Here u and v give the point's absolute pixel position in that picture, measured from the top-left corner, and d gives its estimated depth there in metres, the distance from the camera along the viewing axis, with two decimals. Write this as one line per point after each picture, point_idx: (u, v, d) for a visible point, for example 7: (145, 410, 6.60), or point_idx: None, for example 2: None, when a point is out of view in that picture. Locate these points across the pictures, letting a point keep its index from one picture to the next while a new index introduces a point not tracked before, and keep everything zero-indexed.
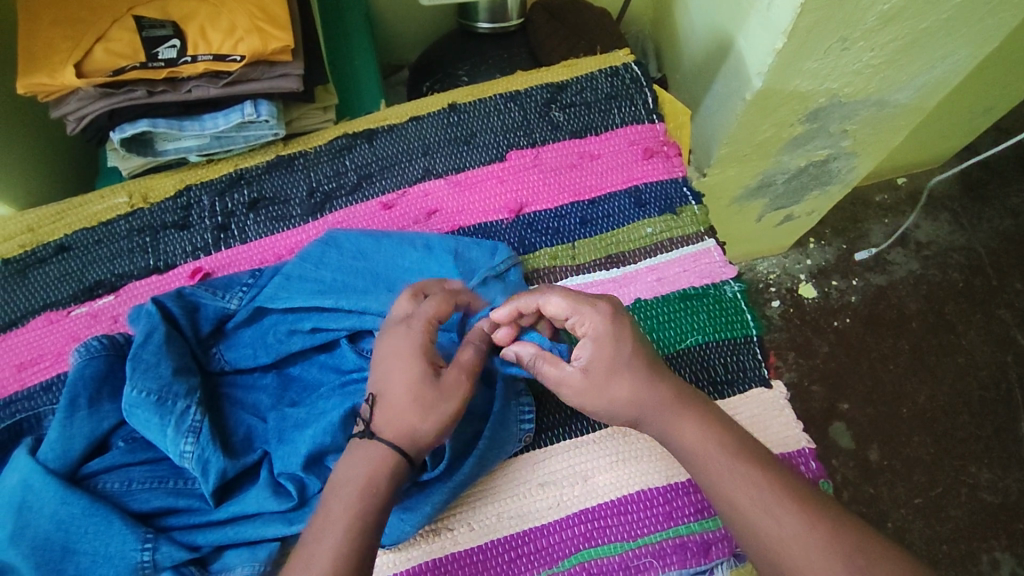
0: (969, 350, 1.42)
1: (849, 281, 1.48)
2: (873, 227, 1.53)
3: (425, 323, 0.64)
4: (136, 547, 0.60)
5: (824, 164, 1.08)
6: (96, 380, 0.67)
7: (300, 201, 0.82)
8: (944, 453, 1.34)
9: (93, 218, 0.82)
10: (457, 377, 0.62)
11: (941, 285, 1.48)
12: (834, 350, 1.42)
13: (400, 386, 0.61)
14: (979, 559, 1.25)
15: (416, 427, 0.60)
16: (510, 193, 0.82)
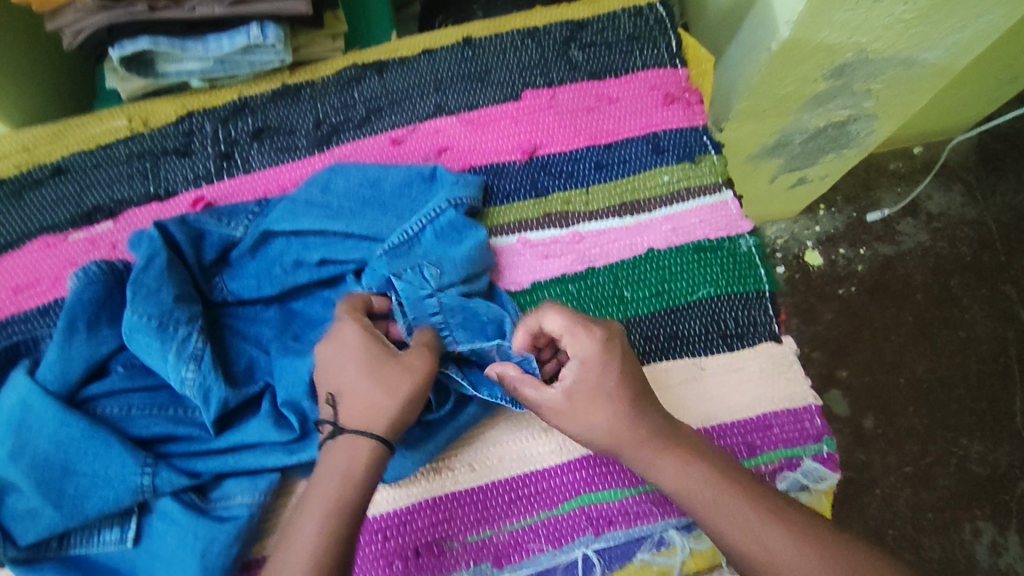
0: (970, 324, 1.40)
1: (858, 250, 1.44)
2: (884, 197, 1.47)
3: (355, 315, 0.64)
4: (136, 471, 0.60)
5: (842, 125, 1.04)
6: (95, 304, 0.65)
7: (307, 131, 0.80)
8: (938, 423, 1.33)
9: (91, 140, 0.79)
10: (418, 349, 0.62)
11: (947, 257, 1.44)
12: (838, 317, 1.39)
13: (355, 376, 0.60)
14: (962, 527, 1.27)
15: (382, 404, 0.59)
16: (524, 133, 0.79)
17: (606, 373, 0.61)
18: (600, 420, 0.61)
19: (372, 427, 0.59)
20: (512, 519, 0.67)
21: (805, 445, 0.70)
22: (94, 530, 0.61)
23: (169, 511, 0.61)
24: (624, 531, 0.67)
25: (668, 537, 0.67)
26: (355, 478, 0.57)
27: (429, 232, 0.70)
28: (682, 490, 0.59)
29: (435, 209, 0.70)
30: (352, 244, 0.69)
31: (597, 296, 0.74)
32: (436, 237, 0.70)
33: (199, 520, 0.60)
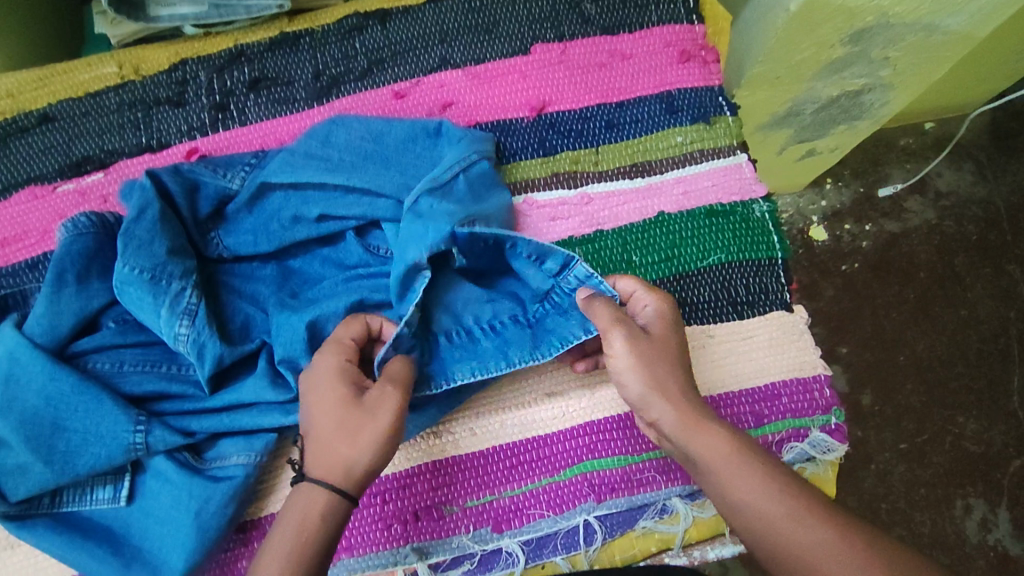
0: (972, 305, 1.15)
1: (863, 226, 1.18)
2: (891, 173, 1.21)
3: (340, 345, 0.58)
4: (128, 429, 0.58)
5: (858, 95, 0.77)
6: (85, 258, 0.62)
7: (305, 83, 0.76)
8: (935, 401, 1.10)
9: (79, 88, 0.76)
10: (384, 390, 0.55)
11: (949, 233, 1.19)
12: (840, 294, 1.15)
13: (324, 415, 0.54)
14: (954, 504, 1.07)
15: (342, 454, 0.53)
16: (532, 89, 0.76)
17: (678, 334, 0.59)
18: (661, 370, 0.57)
19: (334, 476, 0.53)
20: (513, 485, 0.65)
21: (814, 416, 0.69)
22: (87, 488, 0.60)
23: (163, 470, 0.60)
24: (627, 499, 0.66)
25: (671, 505, 0.67)
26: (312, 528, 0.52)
27: (461, 181, 0.66)
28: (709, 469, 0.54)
29: (466, 157, 0.67)
30: (350, 200, 0.66)
31: (605, 260, 0.71)
32: (468, 188, 0.67)
33: (194, 480, 0.59)
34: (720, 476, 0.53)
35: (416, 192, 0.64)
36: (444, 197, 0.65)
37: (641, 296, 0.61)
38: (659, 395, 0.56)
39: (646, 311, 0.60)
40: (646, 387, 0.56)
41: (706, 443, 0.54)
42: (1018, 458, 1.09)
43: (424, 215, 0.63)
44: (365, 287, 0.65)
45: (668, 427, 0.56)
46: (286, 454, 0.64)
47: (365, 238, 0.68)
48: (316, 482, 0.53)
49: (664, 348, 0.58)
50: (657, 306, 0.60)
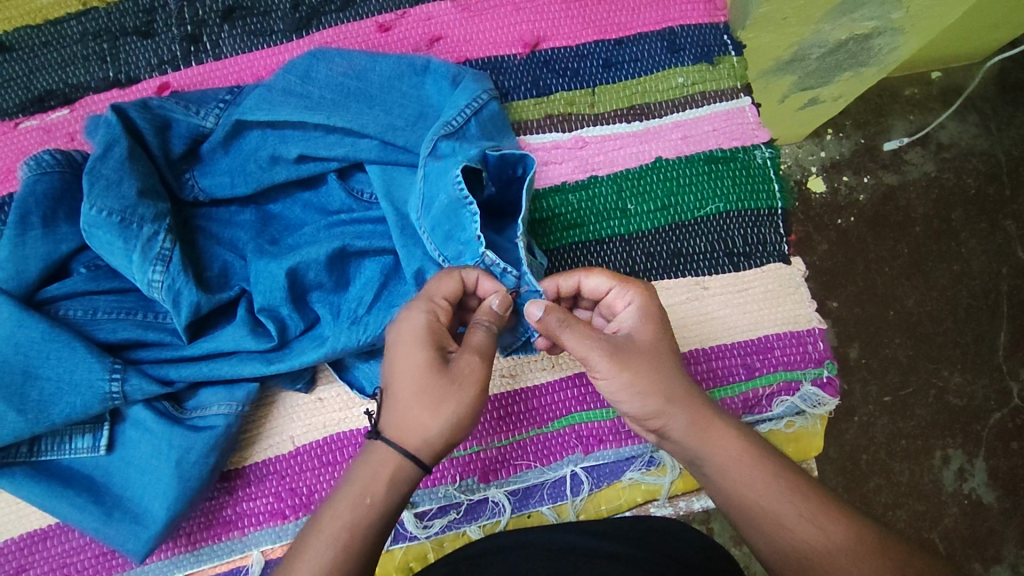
0: (965, 260, 0.94)
1: (860, 179, 0.94)
2: (898, 123, 0.96)
3: (431, 303, 0.51)
4: (103, 377, 0.56)
5: (867, 38, 0.61)
6: (50, 199, 0.59)
7: (283, 13, 0.71)
8: (920, 355, 0.91)
9: (37, 14, 0.70)
10: (470, 359, 0.49)
11: (946, 185, 0.95)
12: (836, 253, 0.92)
13: (411, 377, 0.49)
14: (931, 459, 0.90)
15: (422, 422, 0.48)
16: (525, 23, 0.71)
17: (664, 333, 0.53)
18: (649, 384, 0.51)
19: (410, 443, 0.48)
20: (500, 436, 0.65)
21: (805, 369, 0.69)
22: (65, 436, 0.58)
23: (142, 419, 0.58)
24: (614, 450, 0.66)
25: (658, 456, 0.66)
26: (378, 495, 0.47)
27: (474, 125, 0.62)
28: (714, 450, 0.51)
29: (477, 99, 0.63)
30: (332, 141, 0.62)
31: (598, 208, 0.68)
32: (482, 131, 0.63)
33: (174, 429, 0.58)
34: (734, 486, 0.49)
35: (432, 139, 0.60)
36: (461, 142, 0.61)
37: (618, 294, 0.54)
38: (661, 405, 0.51)
39: (626, 310, 0.53)
40: (648, 400, 0.51)
41: (706, 448, 0.51)
42: None
43: (449, 156, 0.60)
44: (349, 234, 0.62)
45: (678, 432, 0.51)
46: (271, 403, 0.64)
47: (349, 181, 0.65)
48: (389, 444, 0.48)
49: (654, 355, 0.52)
50: (637, 302, 0.53)
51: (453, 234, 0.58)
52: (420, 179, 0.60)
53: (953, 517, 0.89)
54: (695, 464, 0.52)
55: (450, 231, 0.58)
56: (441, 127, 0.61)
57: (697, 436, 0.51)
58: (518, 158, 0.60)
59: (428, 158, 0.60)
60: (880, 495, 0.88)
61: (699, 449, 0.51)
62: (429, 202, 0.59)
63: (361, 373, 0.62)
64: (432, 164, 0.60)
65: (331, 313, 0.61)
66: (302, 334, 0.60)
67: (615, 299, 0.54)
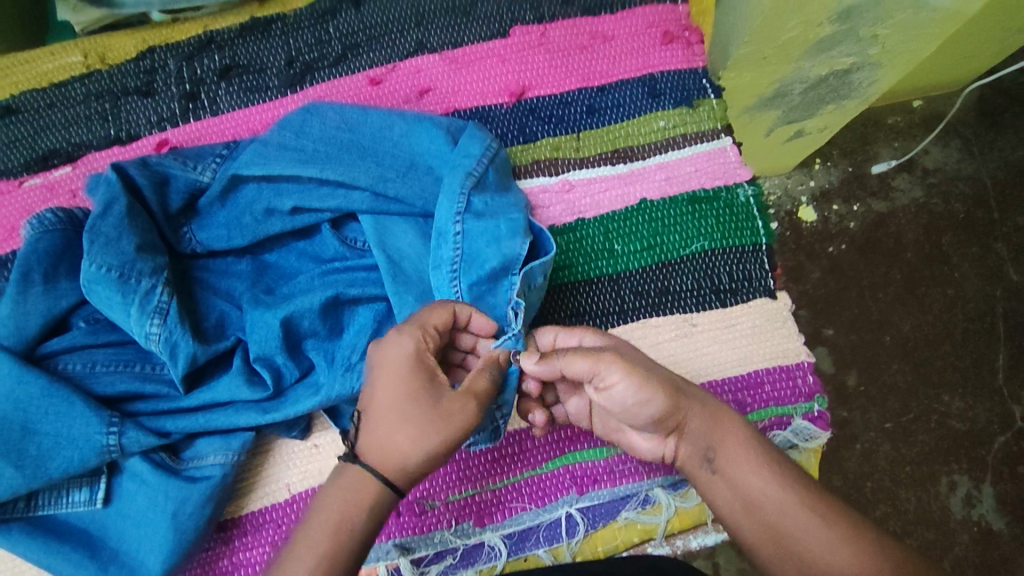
0: (959, 283, 0.95)
1: (850, 208, 0.96)
2: (882, 151, 0.99)
3: (423, 330, 0.52)
4: (101, 431, 0.57)
5: (846, 74, 0.63)
6: (52, 256, 0.60)
7: (278, 70, 0.75)
8: (918, 378, 0.92)
9: (43, 79, 0.74)
10: (463, 399, 0.50)
11: (936, 210, 0.97)
12: (829, 283, 0.94)
13: (396, 404, 0.49)
14: (938, 485, 0.89)
15: (400, 447, 0.49)
16: (512, 73, 0.74)
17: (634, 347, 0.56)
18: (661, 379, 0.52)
19: (387, 466, 0.49)
20: (495, 478, 0.65)
21: (797, 404, 0.69)
22: (62, 490, 0.59)
23: (139, 471, 0.59)
24: (609, 490, 0.66)
25: (653, 495, 0.67)
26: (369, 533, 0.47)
27: (491, 173, 0.65)
28: None
29: (488, 147, 0.66)
30: (325, 193, 0.64)
31: (585, 251, 0.70)
32: (499, 179, 0.66)
33: (170, 481, 0.58)
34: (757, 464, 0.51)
35: (466, 194, 0.63)
36: (487, 193, 0.64)
37: (568, 336, 0.57)
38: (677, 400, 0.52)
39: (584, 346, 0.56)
40: (663, 383, 0.52)
41: (732, 425, 0.52)
42: None
43: (484, 212, 0.63)
44: (343, 282, 0.64)
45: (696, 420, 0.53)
46: (268, 451, 0.64)
47: (341, 231, 0.67)
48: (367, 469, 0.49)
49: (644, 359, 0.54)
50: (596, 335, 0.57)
51: (485, 295, 0.62)
52: (459, 235, 0.62)
53: (964, 545, 0.88)
54: (706, 456, 0.52)
55: (485, 292, 0.62)
56: (466, 179, 0.64)
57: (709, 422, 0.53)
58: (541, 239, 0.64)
59: (465, 215, 0.63)
60: (888, 524, 0.87)
61: (715, 438, 0.52)
62: (470, 260, 0.62)
63: (356, 419, 0.63)
64: (470, 221, 0.63)
65: (326, 361, 0.62)
66: (297, 381, 0.62)
67: (569, 340, 0.57)
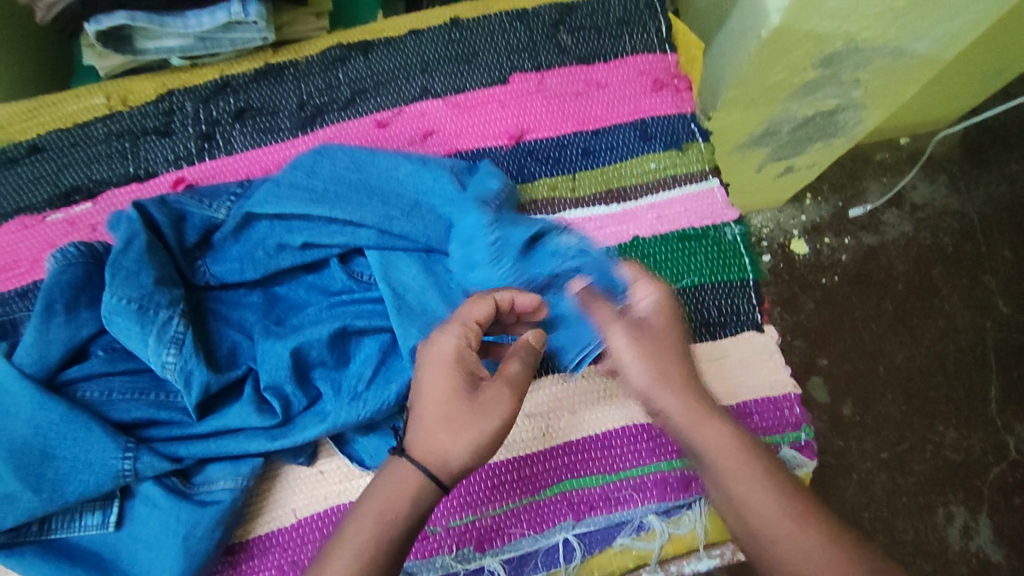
0: (949, 314, 1.20)
1: (842, 241, 1.23)
2: (869, 186, 1.26)
3: (464, 327, 0.57)
4: (116, 456, 0.59)
5: (832, 112, 0.80)
6: (74, 288, 0.64)
7: (290, 113, 0.79)
8: None
9: (68, 119, 0.78)
10: (501, 389, 0.55)
11: (929, 245, 1.24)
12: None
13: (439, 397, 0.54)
14: None
15: (444, 443, 0.53)
16: (511, 118, 0.79)
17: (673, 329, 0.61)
18: (664, 373, 0.59)
19: (432, 462, 0.53)
20: (495, 504, 0.67)
21: (784, 433, 0.72)
22: (76, 514, 0.61)
23: (151, 495, 0.61)
24: (605, 516, 0.68)
25: (647, 522, 0.69)
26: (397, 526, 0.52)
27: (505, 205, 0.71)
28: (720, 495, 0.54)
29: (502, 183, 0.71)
30: (334, 230, 0.68)
31: None
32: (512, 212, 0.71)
33: (182, 504, 0.60)
34: (729, 469, 0.54)
35: (491, 203, 0.69)
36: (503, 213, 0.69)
37: (640, 288, 0.62)
38: (662, 390, 0.58)
39: (644, 302, 0.62)
40: (651, 377, 0.59)
41: (713, 436, 0.56)
42: (997, 466, 1.13)
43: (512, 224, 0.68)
44: (350, 314, 0.67)
45: (676, 422, 0.58)
46: (274, 477, 0.66)
47: (349, 265, 0.71)
48: (409, 462, 0.53)
49: (666, 338, 0.60)
50: (656, 296, 0.62)
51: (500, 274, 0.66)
52: (492, 235, 0.67)
53: None
54: (683, 445, 0.58)
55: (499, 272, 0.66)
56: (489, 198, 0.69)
57: (691, 424, 0.57)
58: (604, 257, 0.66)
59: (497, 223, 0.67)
60: None
61: (694, 436, 0.57)
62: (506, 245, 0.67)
63: (362, 445, 0.66)
64: (500, 227, 0.67)
65: (332, 390, 0.64)
66: (305, 409, 0.64)
67: (637, 292, 0.62)
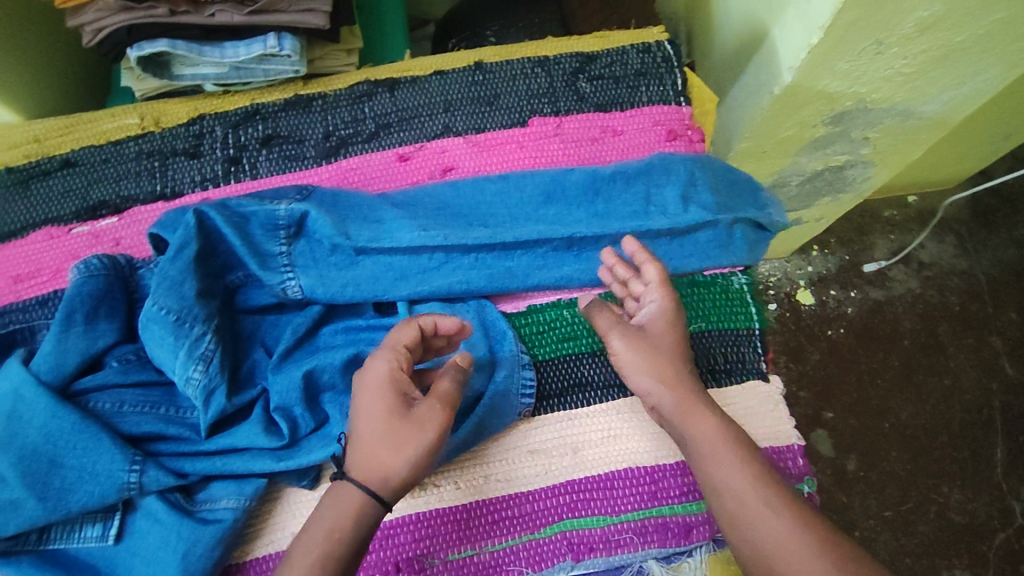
0: (954, 373, 1.20)
1: (848, 293, 1.25)
2: (877, 242, 1.29)
3: (394, 350, 0.62)
4: (124, 468, 0.60)
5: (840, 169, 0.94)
6: (94, 299, 0.65)
7: (316, 142, 0.82)
8: None
9: (101, 136, 0.82)
10: (431, 406, 0.59)
11: (935, 305, 1.25)
12: None
13: (375, 422, 0.58)
14: None
15: (383, 460, 0.57)
16: (528, 159, 0.81)
17: (675, 328, 0.68)
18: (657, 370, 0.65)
19: (371, 479, 0.57)
20: (495, 540, 0.66)
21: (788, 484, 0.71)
22: (76, 525, 0.61)
23: (153, 510, 0.61)
24: (604, 559, 0.67)
25: (646, 567, 0.68)
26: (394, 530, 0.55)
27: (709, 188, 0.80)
28: None
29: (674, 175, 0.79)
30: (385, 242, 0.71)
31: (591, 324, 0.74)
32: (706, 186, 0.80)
33: (184, 521, 0.60)
34: (717, 455, 0.61)
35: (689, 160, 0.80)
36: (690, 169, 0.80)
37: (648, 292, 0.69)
38: (659, 387, 0.65)
39: (648, 306, 0.69)
40: (651, 382, 0.65)
41: (700, 425, 0.63)
42: (1002, 531, 1.11)
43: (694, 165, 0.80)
44: (367, 340, 0.70)
45: (667, 411, 0.64)
46: (275, 499, 0.67)
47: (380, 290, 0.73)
48: (352, 482, 0.57)
49: (660, 342, 0.67)
50: (660, 302, 0.68)
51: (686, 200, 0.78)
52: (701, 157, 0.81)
53: None
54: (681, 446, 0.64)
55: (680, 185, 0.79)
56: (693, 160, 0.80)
57: (682, 415, 0.63)
58: (667, 224, 0.76)
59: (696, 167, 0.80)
60: None
61: (681, 428, 0.63)
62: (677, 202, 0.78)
63: None
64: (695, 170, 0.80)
65: (342, 414, 0.65)
66: (312, 433, 0.65)
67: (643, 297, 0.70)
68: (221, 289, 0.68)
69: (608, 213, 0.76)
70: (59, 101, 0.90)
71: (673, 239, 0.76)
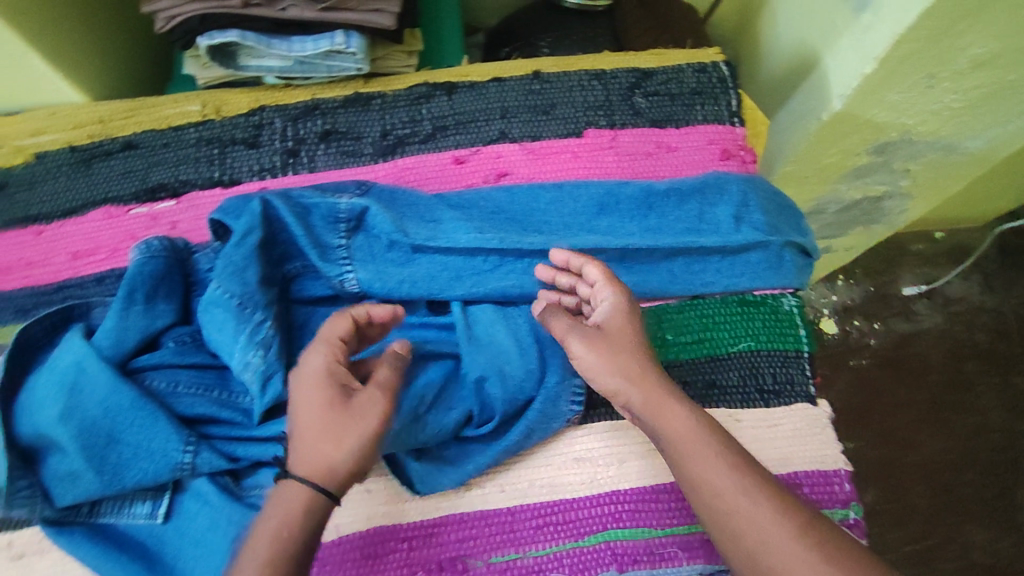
0: (982, 411, 1.20)
1: (870, 325, 1.25)
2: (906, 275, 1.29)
3: (327, 344, 0.61)
4: (178, 448, 0.60)
5: (877, 200, 0.94)
6: (154, 278, 0.66)
7: (373, 140, 0.83)
8: None
9: (163, 121, 0.83)
10: (370, 394, 0.58)
11: (963, 342, 1.25)
12: None
13: (312, 416, 0.57)
14: None
15: (325, 454, 0.56)
16: (582, 169, 0.82)
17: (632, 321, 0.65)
18: (620, 365, 0.63)
19: (314, 475, 0.55)
20: (539, 545, 0.66)
21: (833, 509, 0.70)
22: (126, 501, 0.62)
23: (203, 491, 0.62)
24: (648, 572, 0.66)
25: None
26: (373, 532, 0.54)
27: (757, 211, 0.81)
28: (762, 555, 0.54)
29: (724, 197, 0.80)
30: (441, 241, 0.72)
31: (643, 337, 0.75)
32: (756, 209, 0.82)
33: (233, 505, 0.61)
34: (690, 452, 0.59)
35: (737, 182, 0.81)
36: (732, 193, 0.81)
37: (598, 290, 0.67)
38: (623, 384, 0.62)
39: (602, 306, 0.66)
40: (614, 376, 0.62)
41: (672, 419, 0.60)
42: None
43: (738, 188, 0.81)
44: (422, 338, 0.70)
45: (636, 408, 0.62)
46: None
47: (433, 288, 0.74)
48: (296, 480, 0.55)
49: (621, 337, 0.64)
50: (614, 299, 0.66)
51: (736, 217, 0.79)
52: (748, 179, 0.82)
53: None
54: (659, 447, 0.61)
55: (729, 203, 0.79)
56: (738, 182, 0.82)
57: (654, 411, 0.61)
58: (718, 240, 0.76)
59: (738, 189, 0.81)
60: None
61: (654, 424, 0.61)
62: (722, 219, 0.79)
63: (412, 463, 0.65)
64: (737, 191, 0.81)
65: None
66: None
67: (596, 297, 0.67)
68: (278, 278, 0.70)
69: (661, 228, 0.77)
70: (123, 86, 0.91)
71: (726, 258, 0.77)
